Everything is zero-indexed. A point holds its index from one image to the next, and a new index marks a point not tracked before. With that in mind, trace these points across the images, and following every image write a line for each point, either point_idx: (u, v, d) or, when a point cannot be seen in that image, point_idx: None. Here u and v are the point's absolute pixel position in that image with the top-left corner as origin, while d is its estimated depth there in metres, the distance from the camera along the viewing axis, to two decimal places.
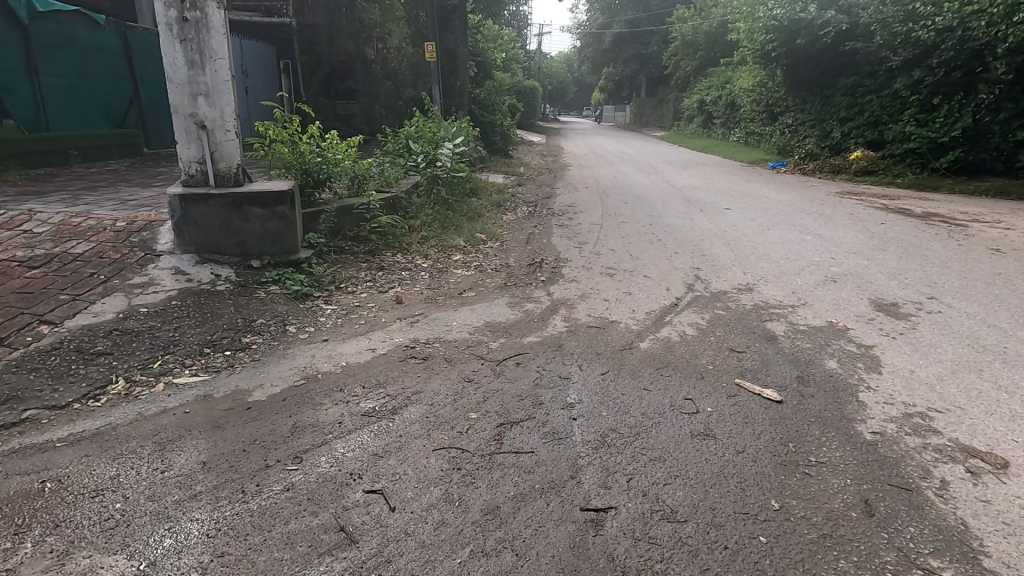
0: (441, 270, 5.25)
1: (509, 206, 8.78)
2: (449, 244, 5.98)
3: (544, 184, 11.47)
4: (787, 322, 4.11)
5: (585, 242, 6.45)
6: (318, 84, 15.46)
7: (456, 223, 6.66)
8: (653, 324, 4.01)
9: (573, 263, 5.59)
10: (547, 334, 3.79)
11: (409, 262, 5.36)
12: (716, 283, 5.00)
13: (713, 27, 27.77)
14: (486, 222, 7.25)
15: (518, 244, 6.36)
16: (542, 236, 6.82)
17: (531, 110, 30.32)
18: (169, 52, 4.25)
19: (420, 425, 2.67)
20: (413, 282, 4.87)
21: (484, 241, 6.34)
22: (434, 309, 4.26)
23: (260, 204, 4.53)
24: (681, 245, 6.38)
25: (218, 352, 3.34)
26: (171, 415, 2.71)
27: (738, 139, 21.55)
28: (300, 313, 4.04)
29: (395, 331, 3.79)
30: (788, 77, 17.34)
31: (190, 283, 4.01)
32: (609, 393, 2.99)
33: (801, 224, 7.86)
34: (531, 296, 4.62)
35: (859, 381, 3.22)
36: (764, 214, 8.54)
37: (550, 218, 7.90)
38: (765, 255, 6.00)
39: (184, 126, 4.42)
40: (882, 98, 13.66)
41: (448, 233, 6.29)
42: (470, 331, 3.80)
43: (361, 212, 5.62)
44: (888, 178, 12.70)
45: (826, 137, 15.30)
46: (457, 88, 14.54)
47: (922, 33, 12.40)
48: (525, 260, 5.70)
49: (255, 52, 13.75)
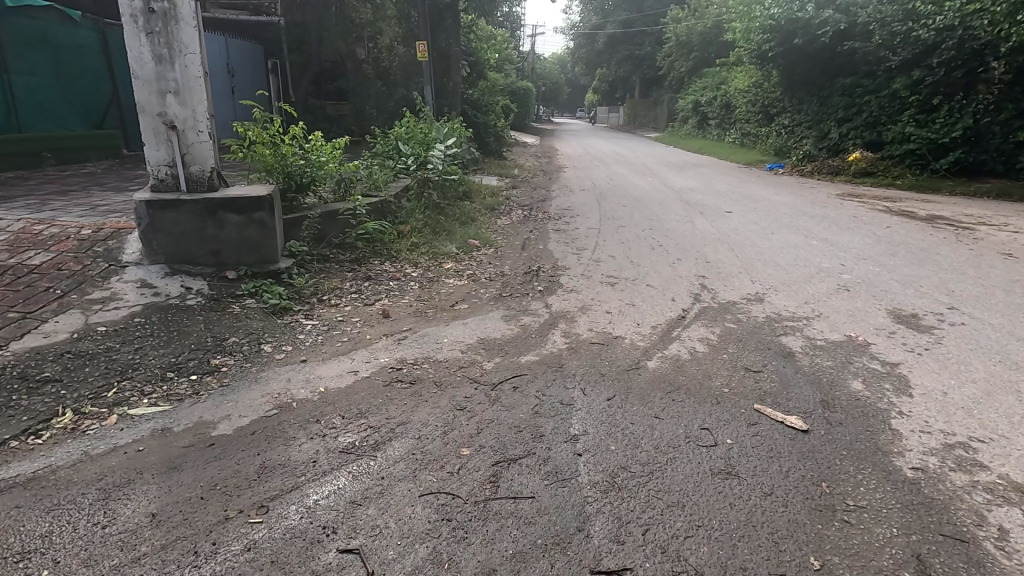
0: (432, 279, 4.94)
1: (503, 209, 8.48)
2: (441, 251, 5.67)
3: (540, 186, 11.19)
4: (804, 337, 3.82)
5: (583, 248, 6.16)
6: (307, 84, 15.10)
7: (448, 229, 6.35)
8: (660, 340, 3.72)
9: (572, 272, 5.30)
10: (546, 352, 3.49)
11: (397, 271, 5.05)
12: (724, 293, 4.71)
13: (707, 27, 27.60)
14: (479, 227, 6.94)
15: (513, 250, 6.06)
16: (538, 241, 6.52)
17: (524, 110, 30.09)
18: (134, 46, 3.92)
19: (405, 464, 2.36)
20: (401, 293, 4.56)
21: (477, 247, 6.04)
22: (423, 324, 3.95)
23: (236, 210, 4.19)
24: (684, 251, 6.09)
25: (183, 377, 3.01)
26: (121, 454, 2.39)
27: (735, 140, 21.36)
28: (277, 329, 3.71)
29: (381, 350, 3.48)
30: (785, 77, 17.14)
31: (157, 298, 3.69)
32: (616, 423, 2.69)
33: (806, 228, 7.60)
34: (528, 308, 4.32)
35: (889, 405, 2.93)
36: (766, 217, 8.28)
37: (546, 222, 7.60)
38: (772, 261, 5.72)
39: (153, 127, 4.09)
40: (881, 98, 13.46)
41: (440, 239, 5.98)
42: (461, 350, 3.49)
43: (348, 218, 5.31)
44: (888, 179, 12.51)
45: (823, 138, 15.10)
46: (449, 89, 14.23)
47: (922, 32, 12.21)
48: (521, 268, 5.41)
49: (242, 51, 13.39)
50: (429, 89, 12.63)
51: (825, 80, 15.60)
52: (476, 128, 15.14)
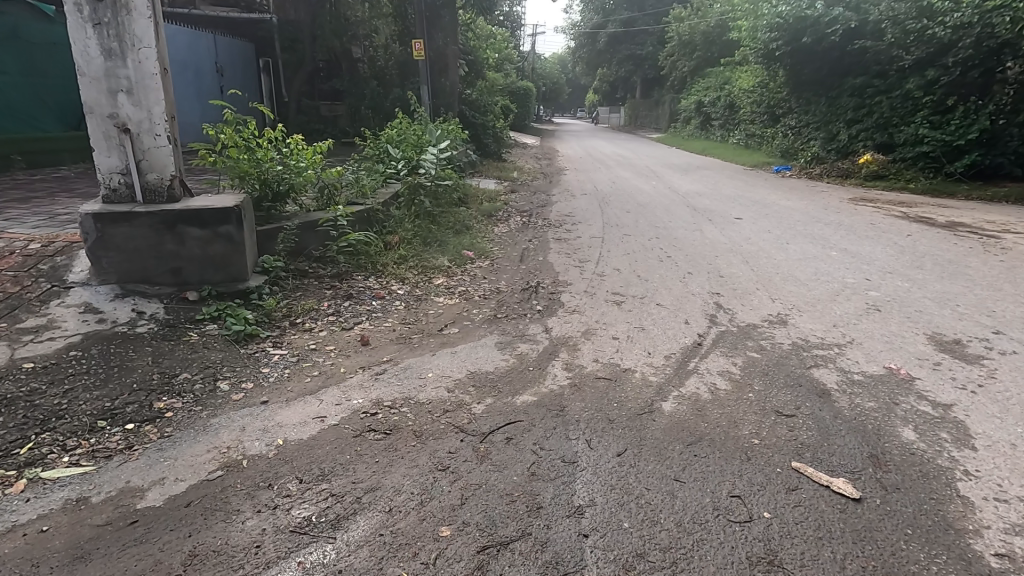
0: (419, 297, 4.48)
1: (500, 216, 8.02)
2: (431, 264, 5.21)
3: (540, 190, 10.72)
4: (838, 370, 3.36)
5: (586, 260, 5.71)
6: (301, 84, 14.64)
7: (440, 239, 5.89)
8: (675, 374, 3.26)
9: (573, 288, 4.84)
10: (545, 391, 3.03)
11: (382, 288, 4.60)
12: (742, 314, 4.26)
13: (710, 27, 27.18)
14: (473, 236, 6.49)
15: (510, 263, 5.61)
16: (536, 252, 6.07)
17: (524, 110, 29.62)
18: (79, 39, 3.47)
19: (370, 551, 1.91)
20: (384, 314, 4.11)
21: (471, 259, 5.59)
22: (404, 354, 3.49)
23: (199, 223, 3.75)
24: (695, 263, 5.64)
25: (116, 427, 2.56)
26: (18, 537, 1.94)
27: (739, 141, 20.90)
28: (239, 360, 3.25)
29: (354, 388, 3.02)
30: (792, 77, 16.66)
31: (101, 325, 3.23)
32: (629, 490, 2.23)
33: (822, 236, 7.15)
34: (526, 333, 3.86)
35: (951, 463, 2.47)
36: (779, 224, 7.82)
37: (546, 230, 7.16)
38: (791, 276, 5.27)
39: (102, 130, 3.64)
40: (893, 98, 12.99)
41: (431, 251, 5.52)
42: (447, 388, 3.03)
43: (329, 230, 4.87)
44: (900, 182, 12.07)
45: (832, 140, 14.64)
46: (447, 89, 13.77)
47: (938, 30, 11.73)
48: (518, 284, 4.95)
49: (231, 49, 12.93)
50: (426, 89, 12.19)
51: (833, 81, 15.13)
52: (474, 130, 14.68)
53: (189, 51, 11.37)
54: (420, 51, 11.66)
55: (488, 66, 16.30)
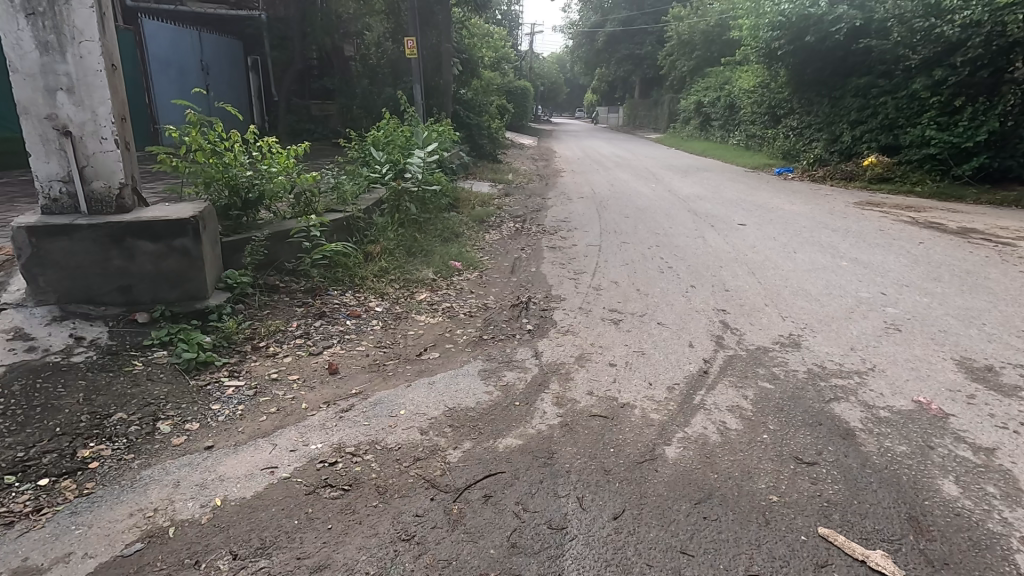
0: (399, 315, 4.11)
1: (493, 221, 7.65)
2: (414, 276, 4.84)
3: (535, 193, 10.37)
4: (862, 404, 2.99)
5: (581, 272, 5.35)
6: (290, 83, 14.26)
7: (426, 248, 5.51)
8: (680, 411, 2.89)
9: (567, 304, 4.47)
10: (532, 432, 2.66)
11: (359, 305, 4.23)
12: (751, 336, 3.90)
13: (711, 25, 26.82)
14: (462, 244, 6.12)
15: (500, 274, 5.24)
16: (529, 262, 5.71)
17: (521, 110, 29.18)
18: (9, 30, 3.09)
19: None
20: (358, 335, 3.74)
21: (459, 271, 5.22)
22: (376, 385, 3.12)
23: (150, 236, 3.38)
24: (697, 275, 5.28)
25: (26, 484, 2.19)
26: None
27: (739, 142, 20.55)
28: (187, 393, 2.88)
29: (313, 429, 2.64)
30: (795, 76, 16.30)
31: (30, 354, 2.86)
32: (627, 569, 1.88)
33: (830, 244, 6.79)
34: (513, 358, 3.49)
35: (1005, 528, 2.10)
36: (784, 231, 7.47)
37: (540, 237, 6.79)
38: (801, 290, 4.91)
39: (40, 133, 3.26)
40: (898, 99, 12.64)
41: (415, 262, 5.15)
42: (420, 429, 2.67)
43: (303, 241, 4.49)
44: (907, 186, 11.76)
45: (835, 141, 14.31)
46: (440, 88, 13.37)
47: (946, 29, 11.37)
48: (507, 299, 4.59)
49: (217, 46, 12.53)
50: (419, 88, 11.81)
51: (837, 81, 14.78)
52: (469, 130, 14.30)
53: (173, 48, 10.99)
54: (412, 49, 11.28)
55: (484, 65, 15.93)
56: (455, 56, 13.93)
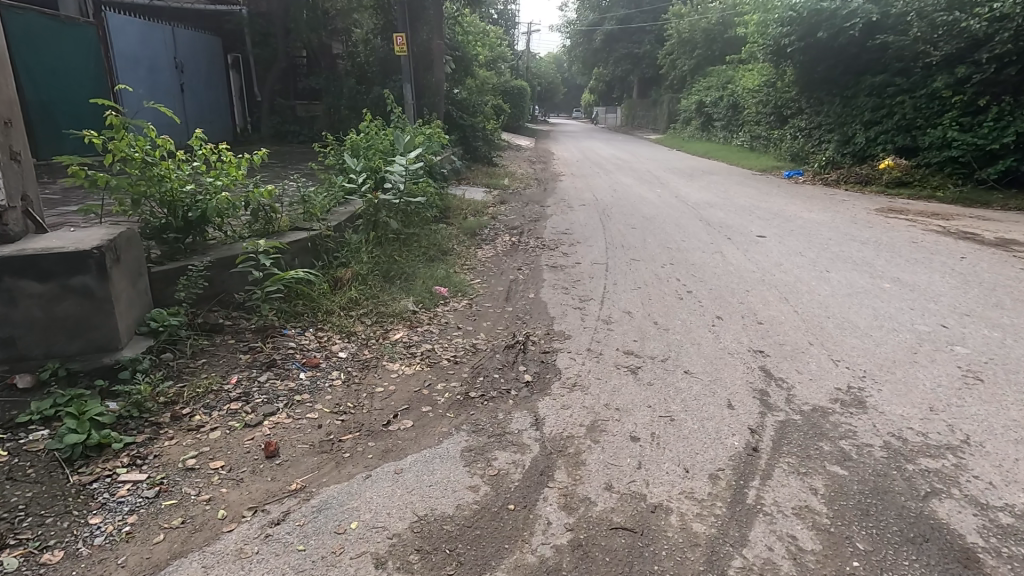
0: (367, 363, 3.35)
1: (487, 234, 6.89)
2: (391, 308, 4.08)
3: (533, 200, 9.64)
4: (973, 504, 2.24)
5: (588, 299, 4.62)
6: (274, 82, 13.50)
7: (406, 271, 4.75)
8: (732, 519, 2.13)
9: (573, 343, 3.74)
10: (531, 560, 1.92)
11: (320, 348, 3.47)
12: (801, 390, 3.16)
13: (712, 24, 26.18)
14: (450, 263, 5.38)
15: (493, 302, 4.51)
16: (527, 286, 4.97)
17: (518, 110, 28.42)
18: None
19: None
20: (312, 394, 2.97)
21: (445, 299, 4.49)
22: (323, 477, 2.35)
23: (38, 274, 2.62)
24: (722, 303, 4.56)
25: None
26: None
27: (744, 143, 19.87)
28: (62, 497, 2.12)
29: (224, 562, 1.88)
30: (804, 75, 15.59)
31: None
32: None
33: (864, 261, 6.05)
34: (508, 427, 2.74)
35: None
36: (809, 244, 6.74)
37: (539, 253, 6.05)
38: (847, 322, 4.18)
39: None
40: (916, 98, 11.94)
41: (393, 290, 4.38)
42: (374, 559, 1.91)
43: (251, 270, 3.65)
44: (927, 190, 11.08)
45: (847, 143, 13.59)
46: (432, 87, 12.60)
47: (971, 23, 10.64)
48: (502, 337, 3.84)
49: (192, 42, 11.73)
50: (409, 88, 11.03)
51: (849, 80, 14.08)
52: (462, 132, 13.54)
53: (142, 44, 10.21)
54: (402, 46, 10.52)
55: (478, 63, 15.18)
56: (447, 54, 13.17)
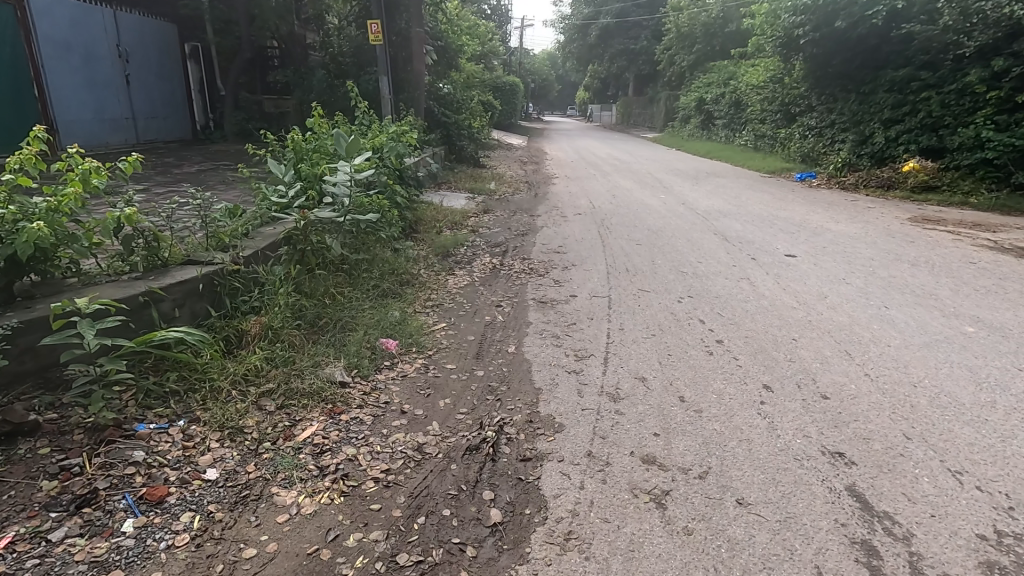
0: (244, 493, 2.14)
1: (462, 255, 5.68)
2: (308, 378, 2.88)
3: (521, 208, 8.45)
4: None
5: (586, 354, 3.46)
6: (238, 75, 12.24)
7: (343, 317, 3.56)
8: None
9: (566, 440, 2.56)
10: None
11: (180, 462, 2.27)
12: (923, 541, 2.00)
13: (713, 17, 25.02)
14: (406, 300, 4.19)
15: (458, 362, 3.34)
16: (506, 332, 3.80)
17: (508, 109, 27.10)
18: None
19: None
20: (130, 570, 1.78)
21: (390, 358, 3.31)
22: None
23: None
24: (766, 362, 3.40)
25: None
26: None
27: (748, 142, 18.72)
28: None
29: None
30: (817, 69, 14.46)
31: None
32: None
33: (924, 290, 4.91)
34: None
35: None
36: (850, 266, 5.60)
37: (525, 282, 4.89)
38: (942, 396, 3.02)
39: None
40: (944, 94, 10.81)
41: (319, 350, 3.17)
42: None
43: (74, 340, 2.36)
44: (958, 196, 9.97)
45: (864, 143, 12.44)
46: (411, 81, 11.38)
47: (1013, 10, 9.57)
48: (463, 428, 2.67)
49: (138, 27, 10.42)
50: (385, 80, 9.79)
51: (866, 74, 12.94)
52: (446, 130, 12.29)
53: (75, 29, 8.92)
54: (377, 33, 9.30)
55: (463, 56, 13.97)
56: (429, 44, 11.94)
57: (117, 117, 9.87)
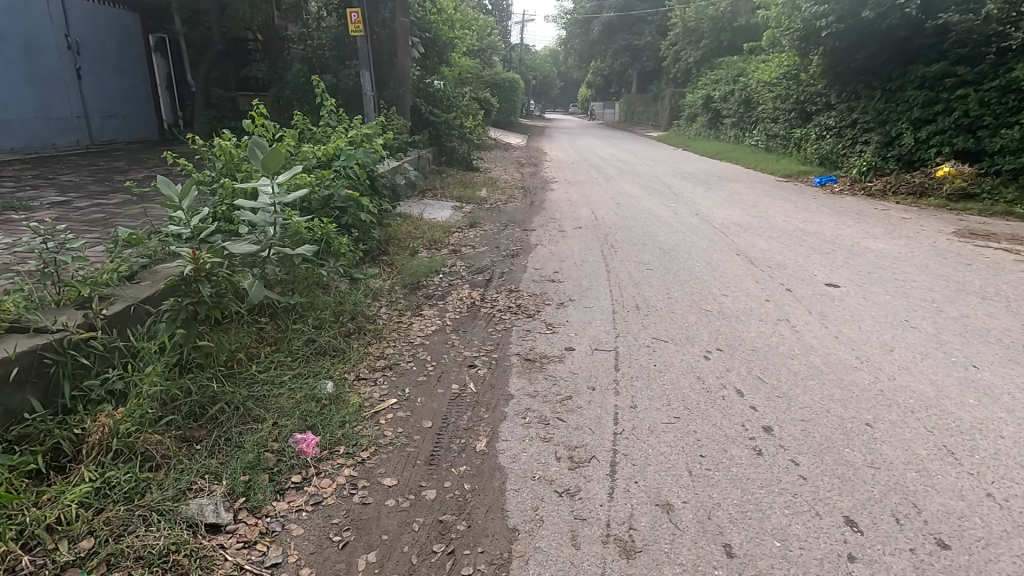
0: None
1: (435, 286, 4.65)
2: (157, 526, 1.89)
3: (514, 219, 7.45)
4: None
5: (584, 457, 2.44)
6: (209, 68, 11.21)
7: (244, 403, 2.55)
8: None
9: None
10: None
11: None
12: None
13: (721, 11, 23.96)
14: (348, 359, 3.19)
15: (402, 472, 2.34)
16: (477, 415, 2.79)
17: (507, 107, 25.96)
18: None
19: None
20: None
21: (302, 467, 2.30)
22: None
23: None
24: (840, 473, 2.39)
25: None
26: None
27: (760, 142, 17.66)
28: None
29: None
30: (838, 64, 13.41)
31: None
32: None
33: (1014, 337, 3.87)
34: None
35: None
36: (908, 301, 4.57)
37: (510, 327, 3.88)
38: None
39: None
40: (984, 90, 9.77)
41: (193, 465, 2.18)
42: None
43: None
44: (1001, 205, 8.90)
45: (891, 144, 11.28)
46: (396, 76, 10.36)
47: None
48: None
49: (92, 15, 9.40)
50: (367, 76, 8.76)
51: (894, 70, 11.89)
52: (434, 130, 11.25)
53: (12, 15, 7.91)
54: (357, 24, 8.28)
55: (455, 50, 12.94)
56: (416, 35, 10.92)
57: (65, 115, 8.87)
